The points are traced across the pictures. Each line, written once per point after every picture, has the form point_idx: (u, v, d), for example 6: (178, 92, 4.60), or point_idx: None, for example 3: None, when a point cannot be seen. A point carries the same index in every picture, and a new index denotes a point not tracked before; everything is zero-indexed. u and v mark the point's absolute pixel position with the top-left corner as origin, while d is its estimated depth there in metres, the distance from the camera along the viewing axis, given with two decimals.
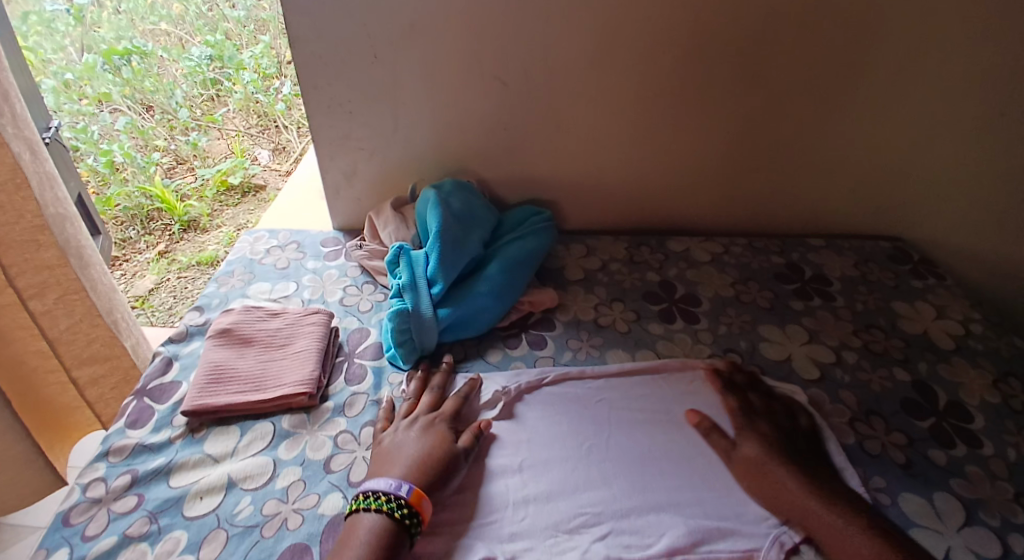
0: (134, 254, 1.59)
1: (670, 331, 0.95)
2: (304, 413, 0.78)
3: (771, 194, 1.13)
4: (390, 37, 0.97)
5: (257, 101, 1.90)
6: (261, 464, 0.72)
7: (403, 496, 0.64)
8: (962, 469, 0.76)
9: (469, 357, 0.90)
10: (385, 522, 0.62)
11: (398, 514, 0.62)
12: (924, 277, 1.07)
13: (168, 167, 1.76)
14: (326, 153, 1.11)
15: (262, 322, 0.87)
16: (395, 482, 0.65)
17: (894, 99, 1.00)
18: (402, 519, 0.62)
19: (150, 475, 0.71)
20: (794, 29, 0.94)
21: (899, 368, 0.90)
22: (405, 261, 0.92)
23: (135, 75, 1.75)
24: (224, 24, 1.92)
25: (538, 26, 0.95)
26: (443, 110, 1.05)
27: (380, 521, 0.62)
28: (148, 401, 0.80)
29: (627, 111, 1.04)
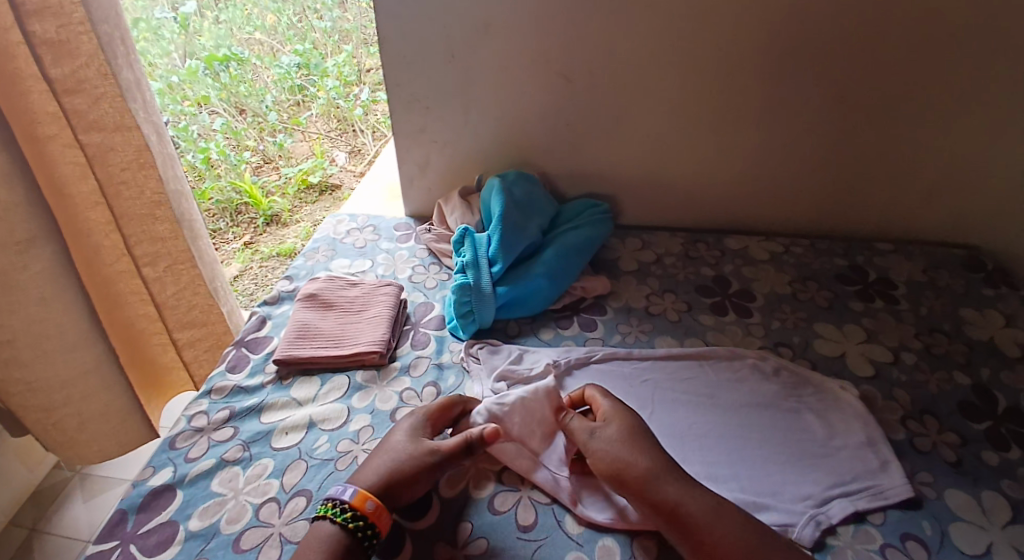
0: (223, 243, 1.75)
1: (720, 323, 0.98)
2: (375, 370, 0.87)
3: (832, 198, 1.13)
4: (465, 38, 1.06)
5: (337, 106, 2.04)
6: (337, 410, 0.81)
7: (347, 500, 0.64)
8: (1015, 471, 0.73)
9: (524, 333, 0.97)
10: (331, 527, 0.62)
11: (340, 518, 0.62)
12: (997, 285, 1.03)
13: (256, 165, 1.92)
14: (403, 144, 1.22)
15: (343, 290, 0.98)
16: (341, 488, 0.66)
17: (966, 100, 0.98)
18: (345, 524, 0.62)
19: (245, 411, 0.82)
20: (857, 29, 0.94)
21: (960, 371, 0.87)
22: (470, 242, 1.00)
23: (231, 80, 1.94)
24: (312, 34, 2.09)
25: (603, 25, 1.00)
26: (510, 106, 1.13)
27: (327, 528, 0.62)
28: (245, 350, 0.92)
29: (686, 109, 1.07)
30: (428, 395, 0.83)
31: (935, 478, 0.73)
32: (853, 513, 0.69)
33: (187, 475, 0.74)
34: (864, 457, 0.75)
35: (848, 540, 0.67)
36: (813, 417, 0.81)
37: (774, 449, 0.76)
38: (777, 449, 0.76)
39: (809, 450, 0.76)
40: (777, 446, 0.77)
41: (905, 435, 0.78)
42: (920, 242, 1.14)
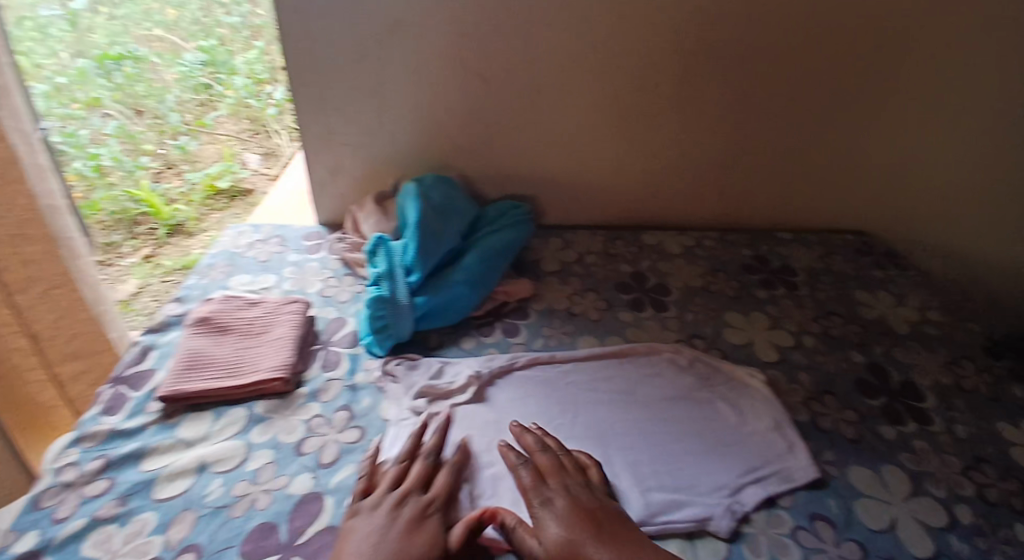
0: (118, 258, 1.55)
1: (639, 319, 0.98)
2: (278, 398, 0.82)
3: (744, 193, 1.16)
4: (377, 35, 1.00)
5: (248, 106, 1.92)
6: (233, 448, 0.75)
7: None
8: (910, 443, 0.78)
9: (445, 343, 0.93)
10: None
11: None
12: (886, 267, 1.10)
13: (156, 171, 1.75)
14: (311, 148, 1.14)
15: (240, 311, 0.91)
16: None
17: (863, 97, 1.03)
18: None
19: (122, 460, 0.74)
20: (765, 28, 0.97)
21: (855, 351, 0.92)
22: (384, 251, 0.95)
23: (127, 80, 1.79)
24: (219, 30, 1.95)
25: (518, 20, 0.97)
26: (430, 107, 1.08)
27: None
28: (124, 388, 0.84)
29: (604, 107, 1.07)
30: (338, 422, 0.78)
31: (838, 456, 0.76)
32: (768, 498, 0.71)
33: (54, 539, 0.65)
34: (772, 442, 0.77)
35: (762, 526, 0.68)
36: (725, 407, 0.82)
37: (692, 441, 0.77)
38: (694, 443, 0.77)
39: (722, 438, 0.78)
40: (695, 439, 0.78)
41: (808, 416, 0.82)
42: (820, 230, 1.20)
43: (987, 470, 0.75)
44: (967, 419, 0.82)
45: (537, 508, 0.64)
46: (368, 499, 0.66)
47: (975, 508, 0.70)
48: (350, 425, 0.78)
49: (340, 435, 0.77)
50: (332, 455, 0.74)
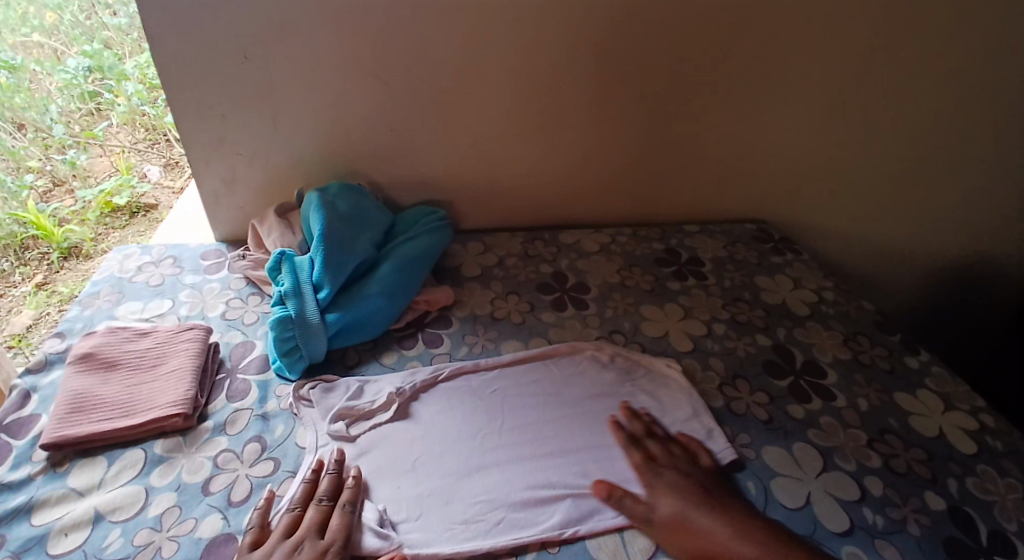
0: (9, 289, 1.39)
1: (561, 319, 0.98)
2: (179, 436, 0.75)
3: (653, 187, 1.19)
4: (259, 36, 0.94)
5: (143, 114, 1.78)
6: (133, 494, 0.68)
7: None
8: (818, 420, 0.82)
9: (364, 361, 0.89)
10: None
11: None
12: (783, 253, 1.16)
13: (44, 190, 1.56)
14: (201, 159, 1.07)
15: (129, 343, 0.83)
16: None
17: (756, 96, 1.06)
18: None
19: (11, 514, 0.66)
20: (658, 28, 0.98)
21: (761, 334, 0.96)
22: (288, 267, 0.89)
23: (3, 90, 1.51)
24: (103, 32, 1.76)
25: (410, 20, 0.94)
26: (327, 110, 1.03)
27: None
28: (4, 438, 0.75)
29: (509, 106, 1.05)
30: (250, 455, 0.73)
31: (753, 438, 0.79)
32: (712, 470, 0.73)
33: None
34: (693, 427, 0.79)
35: None
36: (640, 402, 0.83)
37: (616, 436, 0.78)
38: (618, 438, 0.78)
39: (645, 430, 0.79)
40: (619, 433, 0.79)
41: (723, 401, 0.85)
42: (728, 219, 1.25)
43: (892, 440, 0.80)
44: (867, 392, 0.87)
45: (648, 481, 0.70)
46: (258, 550, 0.61)
47: (884, 479, 0.75)
48: (262, 457, 0.73)
49: (252, 468, 0.71)
50: (244, 491, 0.68)
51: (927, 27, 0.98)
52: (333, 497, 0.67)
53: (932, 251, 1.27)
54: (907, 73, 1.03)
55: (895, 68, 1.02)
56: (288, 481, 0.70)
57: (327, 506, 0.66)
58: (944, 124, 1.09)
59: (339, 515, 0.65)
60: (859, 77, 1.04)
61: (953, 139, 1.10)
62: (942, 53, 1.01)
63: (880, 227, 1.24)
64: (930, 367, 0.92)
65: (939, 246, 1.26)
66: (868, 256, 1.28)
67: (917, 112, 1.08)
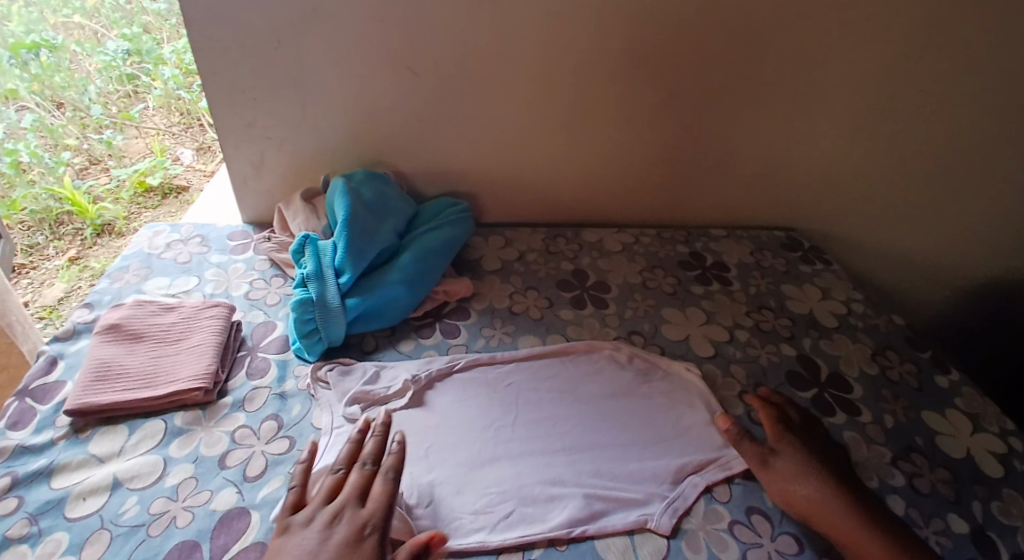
0: (43, 261, 1.45)
1: (580, 317, 0.98)
2: (199, 410, 0.76)
3: (680, 189, 1.17)
4: (292, 21, 0.95)
5: (179, 98, 1.78)
6: (150, 463, 0.70)
7: None
8: (841, 434, 0.81)
9: (382, 347, 0.89)
10: None
11: None
12: (812, 262, 1.13)
13: (80, 167, 1.62)
14: (231, 142, 1.09)
15: (155, 317, 0.85)
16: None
17: (787, 101, 1.04)
18: None
19: (31, 477, 0.68)
20: (690, 27, 0.96)
21: (785, 344, 0.95)
22: (312, 250, 0.90)
23: (44, 70, 1.57)
24: (143, 17, 1.77)
25: (441, 11, 0.94)
26: (356, 98, 1.04)
27: None
28: (30, 402, 0.77)
29: (537, 101, 1.05)
30: (266, 433, 0.74)
31: None
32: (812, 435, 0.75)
33: None
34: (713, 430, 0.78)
35: (700, 522, 0.68)
36: (656, 403, 0.82)
37: (630, 436, 0.77)
38: (633, 439, 0.77)
39: (661, 433, 0.78)
40: (634, 434, 0.78)
41: (743, 409, 0.83)
42: (754, 225, 1.23)
43: (916, 459, 0.78)
44: (893, 408, 0.85)
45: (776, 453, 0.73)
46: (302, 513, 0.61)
47: (906, 498, 0.73)
48: (279, 435, 0.73)
49: (267, 446, 0.72)
50: (259, 467, 0.69)
51: (971, 35, 0.95)
52: (377, 462, 0.65)
53: (967, 267, 1.23)
54: (948, 82, 1.00)
55: (936, 76, 1.00)
56: None
57: (370, 471, 0.65)
58: (986, 136, 1.05)
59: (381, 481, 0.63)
60: (897, 84, 1.01)
61: (994, 151, 1.07)
62: (987, 63, 0.97)
63: (914, 240, 1.20)
64: (960, 387, 0.89)
65: (974, 263, 1.22)
66: (900, 269, 1.25)
67: (957, 123, 1.04)
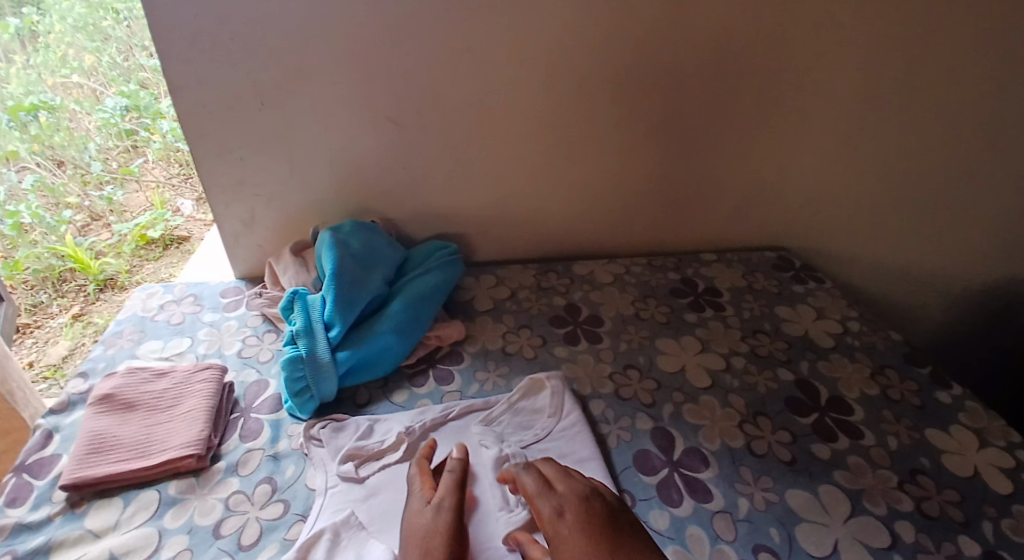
0: (47, 319, 1.45)
1: (573, 353, 0.97)
2: (193, 477, 0.76)
3: (668, 216, 1.18)
4: (275, 83, 0.98)
5: (177, 150, 1.81)
6: (146, 536, 0.69)
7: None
8: (844, 460, 0.79)
9: (375, 400, 0.89)
10: None
11: None
12: (805, 281, 1.13)
13: (82, 225, 1.63)
14: (220, 201, 1.10)
15: (147, 383, 0.85)
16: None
17: (766, 125, 1.06)
18: None
19: (29, 555, 0.68)
20: (664, 61, 0.98)
21: (783, 369, 0.94)
22: (301, 306, 0.91)
23: (44, 130, 1.62)
24: (140, 73, 1.81)
25: (420, 63, 0.97)
26: (341, 152, 1.06)
27: None
28: (27, 477, 0.77)
29: (519, 142, 1.07)
30: (260, 497, 0.73)
31: (775, 482, 0.76)
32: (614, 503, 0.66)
33: None
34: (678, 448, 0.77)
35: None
36: (652, 442, 0.81)
37: (631, 479, 0.76)
38: (633, 481, 0.76)
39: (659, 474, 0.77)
40: (635, 476, 0.77)
41: (743, 441, 0.82)
42: (745, 247, 1.23)
43: (923, 482, 0.76)
44: (897, 430, 0.83)
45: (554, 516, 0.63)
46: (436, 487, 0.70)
47: (916, 524, 0.71)
48: (273, 499, 0.73)
49: (261, 511, 0.71)
50: (253, 535, 0.68)
51: (941, 51, 0.97)
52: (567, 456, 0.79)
53: (965, 276, 1.22)
54: (922, 97, 1.01)
55: (910, 92, 1.01)
56: (298, 524, 0.70)
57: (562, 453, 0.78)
58: (968, 147, 1.06)
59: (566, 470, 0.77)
60: (873, 104, 1.03)
61: (978, 161, 1.08)
62: (959, 76, 0.99)
63: (906, 252, 1.20)
64: (963, 402, 0.87)
65: (970, 271, 1.21)
66: (898, 282, 1.24)
67: (936, 137, 1.05)
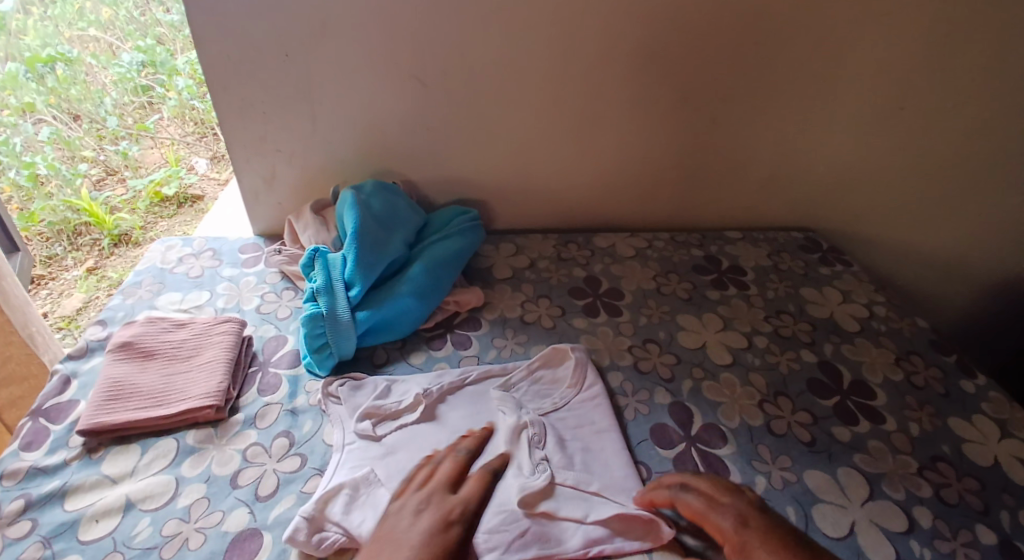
0: (61, 271, 1.45)
1: (593, 325, 0.96)
2: (211, 427, 0.76)
3: (694, 191, 1.15)
4: (297, 35, 0.95)
5: (192, 108, 1.80)
6: (163, 483, 0.70)
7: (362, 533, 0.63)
8: (865, 444, 0.78)
9: (392, 360, 0.89)
10: None
11: None
12: (832, 264, 1.11)
13: (97, 178, 1.63)
14: (241, 156, 1.09)
15: (168, 333, 0.85)
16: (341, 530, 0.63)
17: (803, 100, 1.02)
18: None
19: (46, 498, 0.69)
20: (702, 28, 0.95)
21: (806, 350, 0.92)
22: (322, 263, 0.90)
23: (60, 83, 1.58)
24: (157, 28, 1.80)
25: (447, 19, 0.93)
26: (364, 109, 1.03)
27: None
28: (45, 421, 0.77)
29: (546, 107, 1.04)
30: (278, 450, 0.73)
31: (794, 462, 0.76)
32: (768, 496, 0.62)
33: None
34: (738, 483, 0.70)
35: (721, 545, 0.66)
36: (670, 416, 0.81)
37: (647, 452, 0.76)
38: (649, 454, 0.76)
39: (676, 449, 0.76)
40: (652, 449, 0.76)
41: (763, 421, 0.81)
42: (771, 227, 1.21)
43: (943, 469, 0.75)
44: (919, 417, 0.82)
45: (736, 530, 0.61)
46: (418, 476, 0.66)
47: (934, 510, 0.71)
48: (290, 452, 0.73)
49: (279, 464, 0.71)
50: (271, 486, 0.69)
51: (994, 30, 0.92)
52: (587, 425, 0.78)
53: (994, 266, 1.19)
54: (969, 78, 0.97)
55: (957, 72, 0.97)
56: (315, 477, 0.70)
57: (585, 432, 0.77)
58: (1013, 132, 1.02)
59: (585, 433, 0.77)
60: (916, 82, 0.99)
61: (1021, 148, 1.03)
62: (1011, 57, 0.94)
63: (937, 240, 1.17)
64: (987, 391, 0.86)
65: (1000, 261, 1.18)
66: (924, 268, 1.21)
67: (979, 120, 1.01)
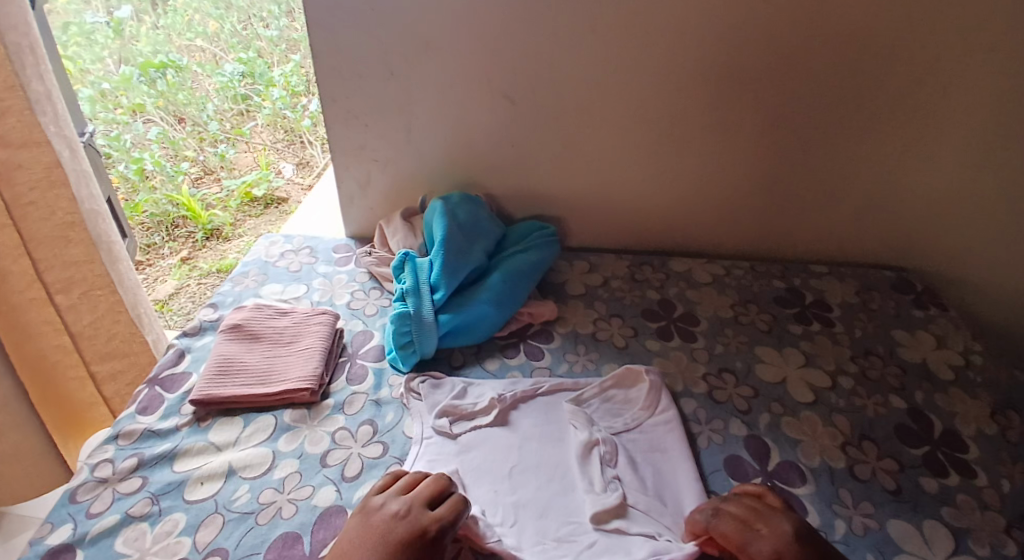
0: (158, 258, 1.61)
1: (666, 348, 0.97)
2: (305, 409, 0.82)
3: (773, 221, 1.14)
4: (404, 53, 1.03)
5: (284, 117, 1.88)
6: (261, 455, 0.76)
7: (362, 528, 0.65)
8: (952, 496, 0.75)
9: (469, 363, 0.93)
10: None
11: None
12: (926, 307, 1.06)
13: (196, 176, 1.79)
14: (341, 162, 1.17)
15: (272, 320, 0.93)
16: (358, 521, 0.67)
17: (896, 135, 1.01)
18: None
19: (156, 459, 0.76)
20: (793, 60, 0.96)
21: (895, 396, 0.89)
22: (411, 268, 0.95)
23: (169, 87, 1.78)
24: (258, 42, 1.91)
25: (544, 43, 0.99)
26: (458, 125, 1.10)
27: None
28: (159, 389, 0.86)
29: (633, 131, 1.07)
30: (363, 436, 0.79)
31: (877, 509, 0.73)
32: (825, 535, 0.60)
33: (89, 533, 0.67)
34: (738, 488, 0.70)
35: None
36: (746, 449, 0.80)
37: (720, 481, 0.76)
38: (722, 484, 0.76)
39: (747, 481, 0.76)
40: (725, 479, 0.76)
41: (845, 464, 0.79)
42: (855, 263, 1.18)
43: None
44: (1013, 473, 0.78)
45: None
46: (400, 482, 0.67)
47: None
48: (373, 440, 0.78)
49: (364, 449, 0.77)
50: (356, 469, 0.74)
51: None
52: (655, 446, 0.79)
53: None
54: None
55: None
56: (395, 465, 0.75)
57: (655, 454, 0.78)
58: None
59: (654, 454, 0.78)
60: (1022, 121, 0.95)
61: None
62: None
63: None
64: None
65: None
66: None
67: None
